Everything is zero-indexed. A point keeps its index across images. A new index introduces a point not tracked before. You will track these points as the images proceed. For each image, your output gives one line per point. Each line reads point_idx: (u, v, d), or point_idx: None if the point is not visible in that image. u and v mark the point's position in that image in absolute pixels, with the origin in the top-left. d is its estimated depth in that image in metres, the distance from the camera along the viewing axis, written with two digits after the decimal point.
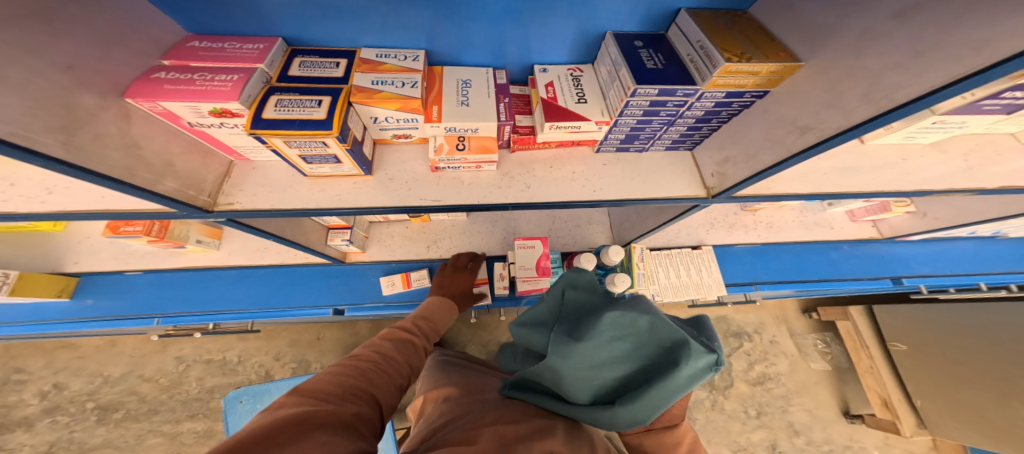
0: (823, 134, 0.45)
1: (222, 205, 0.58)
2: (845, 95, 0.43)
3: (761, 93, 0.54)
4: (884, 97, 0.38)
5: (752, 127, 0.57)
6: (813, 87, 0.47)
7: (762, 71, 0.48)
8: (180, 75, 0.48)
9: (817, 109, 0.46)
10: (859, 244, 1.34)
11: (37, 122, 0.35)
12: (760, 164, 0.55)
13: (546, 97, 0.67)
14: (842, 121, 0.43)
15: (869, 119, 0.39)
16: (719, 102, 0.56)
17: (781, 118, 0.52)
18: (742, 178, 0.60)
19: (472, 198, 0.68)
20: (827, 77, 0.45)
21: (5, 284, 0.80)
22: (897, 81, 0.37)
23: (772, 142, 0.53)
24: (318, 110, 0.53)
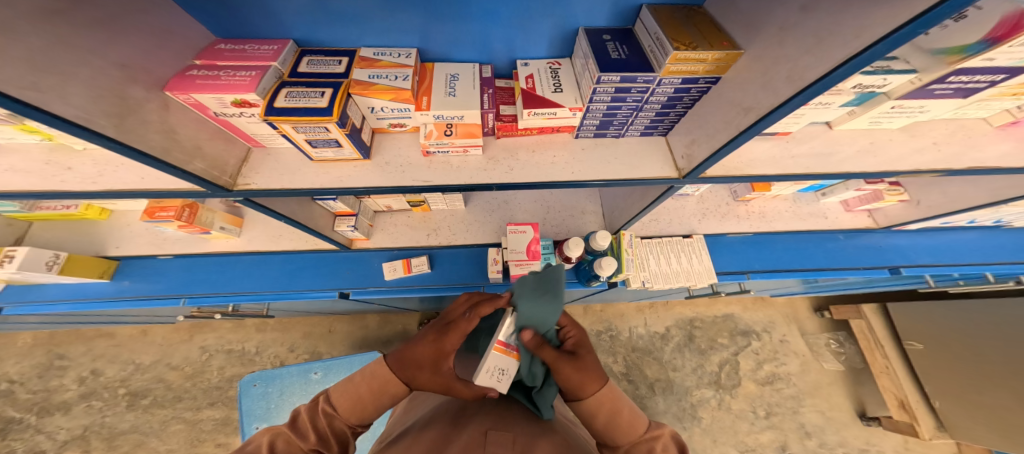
0: (759, 113, 0.48)
1: (241, 185, 0.67)
2: (772, 79, 0.46)
3: (714, 80, 0.58)
4: (799, 78, 0.42)
5: (708, 111, 0.60)
6: (749, 73, 0.51)
7: (709, 58, 0.52)
8: (208, 72, 0.57)
9: (756, 92, 0.50)
10: (855, 234, 1.15)
11: (97, 109, 0.44)
12: (716, 145, 0.58)
13: (526, 87, 0.72)
14: (771, 100, 0.47)
15: (790, 98, 0.43)
16: (678, 88, 0.59)
17: (731, 101, 0.55)
18: (706, 157, 0.61)
19: (460, 179, 0.75)
20: (760, 62, 0.49)
21: (57, 263, 0.91)
22: (806, 64, 0.41)
23: (724, 123, 0.56)
24: (321, 99, 0.61)
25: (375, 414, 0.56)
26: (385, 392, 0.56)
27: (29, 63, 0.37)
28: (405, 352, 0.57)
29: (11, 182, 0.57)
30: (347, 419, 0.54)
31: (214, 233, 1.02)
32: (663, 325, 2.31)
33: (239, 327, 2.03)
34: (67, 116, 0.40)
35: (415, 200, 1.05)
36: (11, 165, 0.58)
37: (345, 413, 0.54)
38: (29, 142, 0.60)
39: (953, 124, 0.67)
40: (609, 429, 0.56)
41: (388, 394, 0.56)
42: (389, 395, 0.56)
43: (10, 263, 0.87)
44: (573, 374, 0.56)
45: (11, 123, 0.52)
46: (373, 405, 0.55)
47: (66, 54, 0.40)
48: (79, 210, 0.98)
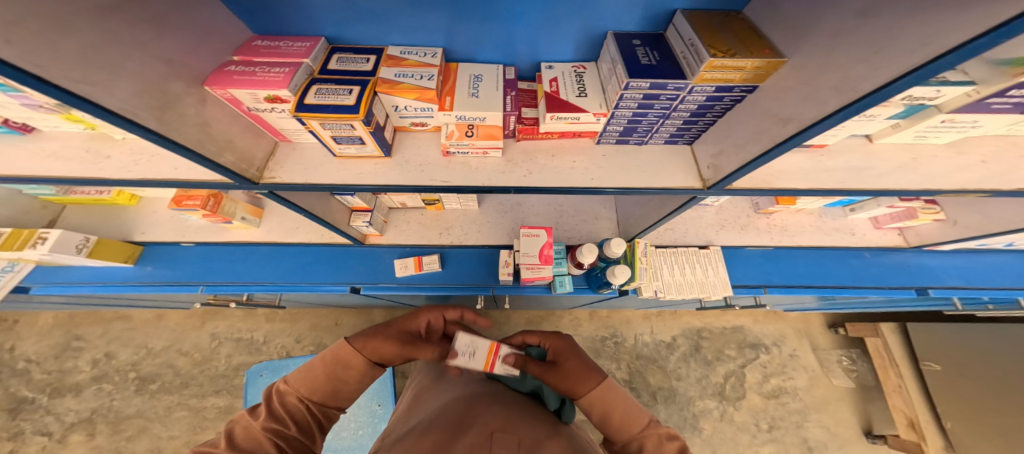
0: (801, 124, 0.48)
1: (267, 179, 0.67)
2: (818, 89, 0.46)
3: (750, 88, 0.57)
4: (851, 89, 0.41)
5: (741, 121, 0.60)
6: (792, 83, 0.50)
7: (747, 66, 0.51)
8: (245, 68, 0.58)
9: (796, 102, 0.49)
10: (882, 253, 1.12)
11: (140, 102, 0.44)
12: (746, 155, 0.57)
13: (549, 90, 0.71)
14: (814, 112, 0.46)
15: (839, 109, 0.42)
16: (710, 95, 0.58)
17: (766, 112, 0.54)
18: (734, 168, 0.60)
19: (478, 181, 0.75)
20: (804, 73, 0.48)
21: (87, 246, 0.92)
22: (860, 74, 0.40)
23: (757, 134, 0.55)
24: (348, 97, 0.62)
25: (329, 387, 0.57)
26: (339, 361, 0.58)
27: (83, 57, 0.39)
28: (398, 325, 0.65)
29: (53, 168, 0.58)
30: (300, 392, 0.56)
31: (235, 223, 1.02)
32: (669, 334, 2.29)
33: (250, 316, 2.05)
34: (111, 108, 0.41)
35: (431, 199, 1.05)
36: (54, 152, 0.60)
37: (299, 389, 0.56)
38: (72, 130, 0.63)
39: (1006, 141, 0.64)
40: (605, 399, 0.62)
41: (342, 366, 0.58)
42: (341, 365, 0.58)
43: (42, 245, 0.87)
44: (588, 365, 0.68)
45: (57, 112, 0.55)
46: (325, 376, 0.57)
47: (114, 49, 0.42)
48: (111, 195, 1.00)
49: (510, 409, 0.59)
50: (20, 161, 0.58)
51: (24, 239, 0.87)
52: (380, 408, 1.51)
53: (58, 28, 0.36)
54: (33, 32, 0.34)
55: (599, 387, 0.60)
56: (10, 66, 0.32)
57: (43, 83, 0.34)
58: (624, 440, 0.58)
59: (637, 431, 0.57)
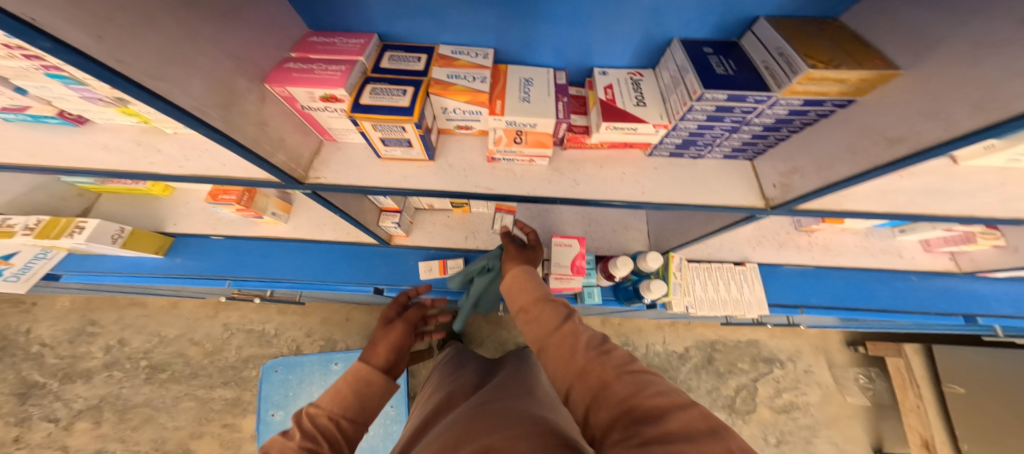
0: (917, 145, 0.43)
1: (312, 179, 0.65)
2: (949, 106, 0.40)
3: (844, 102, 0.51)
4: (999, 107, 0.35)
5: (827, 138, 0.55)
6: (912, 99, 0.44)
7: (851, 79, 0.46)
8: (303, 65, 0.58)
9: (915, 119, 0.43)
10: (930, 276, 1.08)
11: (209, 100, 0.44)
12: (833, 176, 0.53)
13: (604, 98, 0.68)
14: (939, 133, 0.40)
15: (975, 130, 0.36)
16: (794, 109, 0.54)
17: (868, 128, 0.49)
18: (810, 189, 0.57)
19: (523, 189, 0.71)
20: (931, 86, 0.42)
21: (122, 236, 0.91)
22: (1017, 90, 0.34)
23: (851, 153, 0.51)
24: (403, 98, 0.60)
25: (356, 404, 0.58)
26: (359, 378, 0.61)
27: (163, 53, 0.39)
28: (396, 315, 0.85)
29: (105, 161, 0.58)
30: (332, 411, 0.56)
31: (265, 218, 1.00)
32: (682, 345, 2.27)
33: (262, 308, 2.02)
34: (186, 107, 0.41)
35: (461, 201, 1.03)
36: (106, 144, 0.59)
37: (329, 408, 0.56)
38: (124, 122, 0.62)
39: None
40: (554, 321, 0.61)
41: (364, 379, 0.61)
42: (365, 381, 0.61)
43: (79, 234, 0.84)
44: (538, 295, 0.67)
45: (113, 106, 0.55)
46: (352, 393, 0.59)
47: (190, 46, 0.42)
48: (145, 186, 0.97)
49: (505, 421, 0.49)
50: (75, 152, 0.58)
51: (61, 227, 0.84)
52: (393, 409, 1.48)
53: (143, 24, 0.37)
54: (122, 27, 0.35)
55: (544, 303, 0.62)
56: (94, 62, 0.32)
57: (126, 80, 0.35)
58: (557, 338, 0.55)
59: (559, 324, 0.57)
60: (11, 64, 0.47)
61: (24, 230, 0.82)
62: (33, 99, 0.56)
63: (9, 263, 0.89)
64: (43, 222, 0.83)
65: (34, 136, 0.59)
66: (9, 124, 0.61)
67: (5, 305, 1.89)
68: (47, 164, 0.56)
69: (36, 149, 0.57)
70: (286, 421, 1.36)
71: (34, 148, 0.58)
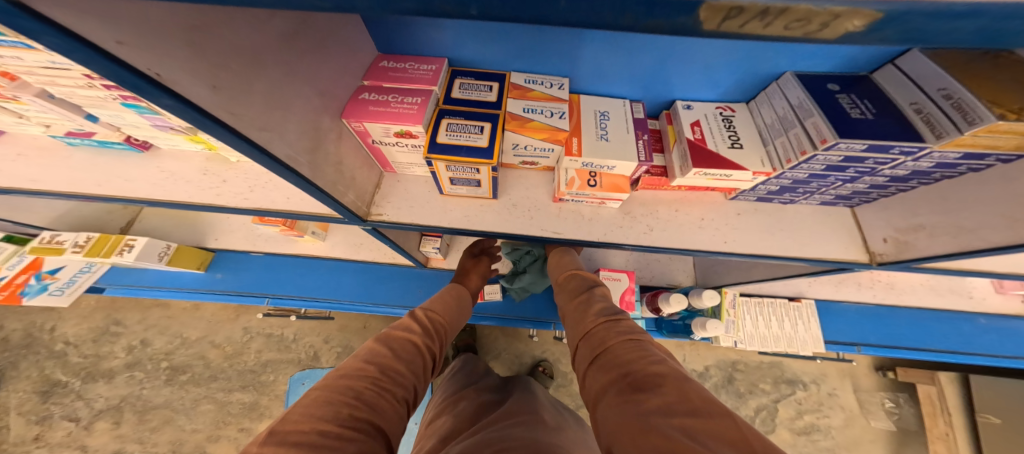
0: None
1: (373, 215, 0.61)
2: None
3: (1013, 157, 0.42)
4: None
5: (973, 197, 0.47)
6: None
7: None
8: (380, 97, 0.53)
9: None
10: (998, 319, 1.02)
11: (301, 144, 0.41)
12: (977, 243, 0.48)
13: (693, 138, 0.63)
14: None
15: None
16: (944, 162, 0.45)
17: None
18: (942, 253, 0.51)
19: (593, 235, 0.68)
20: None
21: (167, 254, 0.88)
22: None
23: (1010, 221, 0.44)
24: (480, 137, 0.56)
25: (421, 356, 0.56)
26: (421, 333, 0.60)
27: (265, 98, 0.35)
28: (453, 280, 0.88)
29: (171, 191, 0.54)
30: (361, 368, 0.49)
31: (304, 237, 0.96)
32: (702, 363, 2.24)
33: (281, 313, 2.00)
34: (281, 157, 0.37)
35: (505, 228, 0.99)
36: (171, 172, 0.56)
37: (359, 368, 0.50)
38: (190, 149, 0.58)
39: None
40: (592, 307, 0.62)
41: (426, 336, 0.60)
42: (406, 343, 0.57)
43: (129, 253, 0.82)
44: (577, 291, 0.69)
45: (182, 133, 0.51)
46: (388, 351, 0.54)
47: (288, 87, 0.38)
48: None
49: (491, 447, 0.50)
50: (138, 182, 0.55)
51: (112, 245, 0.82)
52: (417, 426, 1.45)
53: (251, 65, 0.33)
54: (234, 72, 0.32)
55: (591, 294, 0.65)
56: (211, 118, 0.29)
57: (234, 134, 0.31)
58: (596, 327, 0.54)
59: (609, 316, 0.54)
60: (87, 93, 0.43)
61: (74, 247, 0.81)
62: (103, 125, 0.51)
63: (54, 277, 0.87)
64: (95, 239, 0.81)
65: (94, 163, 0.56)
66: (73, 148, 0.58)
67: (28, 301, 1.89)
68: (116, 194, 0.54)
69: (101, 177, 0.54)
70: None
71: (100, 175, 0.55)
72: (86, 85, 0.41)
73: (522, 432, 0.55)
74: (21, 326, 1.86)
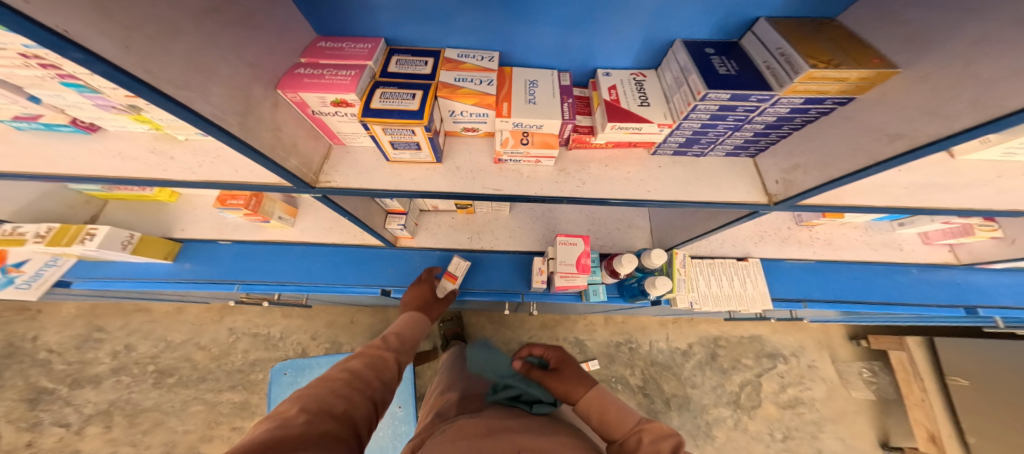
0: (916, 141, 0.44)
1: (323, 183, 0.66)
2: (949, 103, 0.41)
3: (845, 100, 0.53)
4: (997, 105, 0.37)
5: (830, 137, 0.56)
6: (917, 94, 0.45)
7: (851, 78, 0.48)
8: (314, 71, 0.57)
9: (915, 117, 0.45)
10: (929, 269, 1.09)
11: (229, 107, 0.44)
12: (837, 172, 0.54)
13: (609, 99, 0.70)
14: (939, 129, 0.42)
15: (974, 127, 0.38)
16: (795, 107, 0.55)
17: (870, 125, 0.50)
18: (813, 185, 0.58)
19: (531, 190, 0.73)
20: (931, 83, 0.43)
21: (130, 243, 0.91)
22: (1010, 90, 0.36)
23: (853, 149, 0.52)
24: (412, 102, 0.61)
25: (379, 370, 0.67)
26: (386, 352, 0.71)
27: (185, 63, 0.39)
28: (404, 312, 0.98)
29: (116, 168, 0.58)
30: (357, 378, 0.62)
31: (271, 222, 1.00)
32: (685, 341, 2.30)
33: (267, 312, 2.04)
34: (204, 114, 0.40)
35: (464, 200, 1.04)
36: (119, 152, 0.60)
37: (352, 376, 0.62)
38: (136, 130, 0.62)
39: None
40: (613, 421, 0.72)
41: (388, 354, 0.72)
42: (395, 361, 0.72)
43: (90, 241, 0.85)
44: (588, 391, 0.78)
45: (127, 113, 0.55)
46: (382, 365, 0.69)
47: (213, 56, 0.42)
48: (153, 192, 0.99)
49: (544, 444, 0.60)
50: (86, 160, 0.59)
51: (72, 234, 0.85)
52: (401, 410, 1.49)
53: (165, 34, 0.37)
54: (148, 37, 0.35)
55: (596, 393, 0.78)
56: (123, 73, 0.32)
57: (150, 89, 0.35)
58: (619, 437, 0.69)
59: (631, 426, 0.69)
60: (24, 73, 0.47)
61: (36, 237, 0.85)
62: (46, 107, 0.56)
63: (21, 270, 0.92)
64: (55, 229, 0.85)
65: (42, 144, 0.60)
66: (21, 132, 0.62)
67: (10, 313, 1.91)
68: (61, 173, 0.57)
69: (50, 157, 0.58)
70: None
71: (47, 157, 0.58)
72: (21, 65, 0.45)
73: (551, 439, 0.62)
74: (7, 336, 1.88)
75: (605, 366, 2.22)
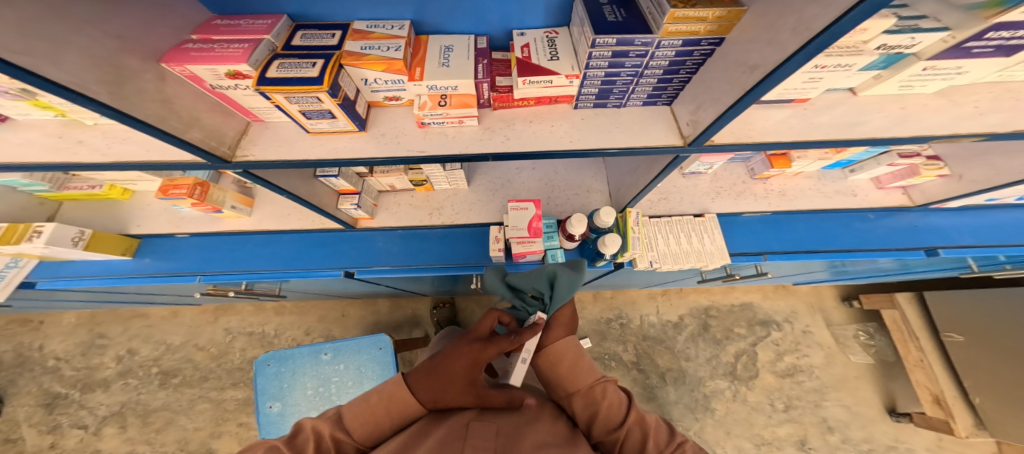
0: (765, 70, 0.44)
1: (239, 157, 0.69)
2: (780, 32, 0.42)
3: (717, 41, 0.54)
4: (806, 29, 0.38)
5: (712, 76, 0.57)
6: (758, 30, 0.46)
7: (709, 17, 0.48)
8: (203, 46, 0.58)
9: (762, 48, 0.45)
10: (886, 214, 1.13)
11: (91, 76, 0.45)
12: (721, 106, 0.54)
13: (521, 56, 0.70)
14: (778, 56, 0.42)
15: (796, 52, 0.39)
16: (678, 51, 0.56)
17: (738, 61, 0.51)
18: (710, 121, 0.57)
19: (454, 149, 0.73)
20: (766, 18, 0.45)
21: (83, 239, 0.96)
22: (814, 13, 0.37)
23: (729, 84, 0.52)
24: (311, 70, 0.61)
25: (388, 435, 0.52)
26: (402, 414, 0.52)
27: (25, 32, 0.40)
28: (438, 363, 0.53)
29: (37, 156, 0.62)
30: (360, 443, 0.51)
31: (225, 211, 1.05)
32: (676, 314, 2.29)
33: (260, 311, 2.12)
34: (60, 82, 0.42)
35: (414, 169, 1.06)
36: (31, 141, 0.63)
37: (358, 435, 0.51)
38: (44, 118, 0.65)
39: (999, 87, 0.63)
40: (574, 376, 0.60)
41: (406, 416, 0.52)
42: (407, 419, 0.52)
43: (39, 238, 0.90)
44: (563, 316, 0.66)
45: (23, 99, 0.56)
46: (389, 422, 0.52)
47: (56, 23, 0.42)
48: (104, 190, 1.05)
49: (505, 399, 0.58)
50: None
51: (20, 233, 0.90)
52: None
53: None
54: None
55: (568, 337, 0.64)
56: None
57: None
58: (588, 386, 0.59)
59: (598, 379, 0.60)
60: None
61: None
62: None
63: None
64: (3, 229, 0.90)
65: None
66: None
67: (15, 325, 2.04)
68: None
69: None
70: (284, 411, 1.43)
71: None
72: None
73: (521, 405, 0.57)
74: (16, 347, 2.00)
75: (597, 344, 2.22)
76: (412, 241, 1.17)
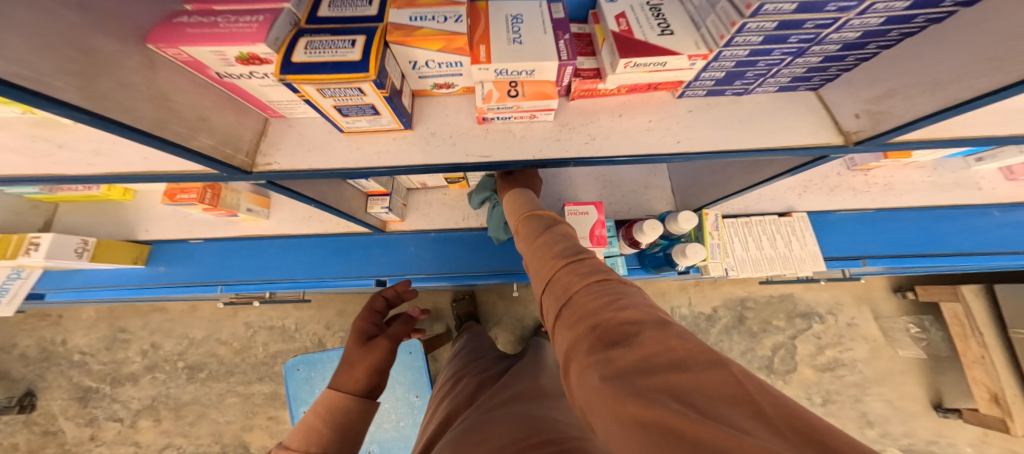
0: None
1: (261, 166, 0.55)
2: None
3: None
4: None
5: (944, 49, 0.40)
6: None
7: None
8: (202, 19, 0.42)
9: None
10: (1014, 209, 0.96)
11: (47, 65, 0.30)
12: (965, 93, 0.38)
13: (618, 30, 0.52)
14: None
15: None
16: (892, 17, 0.39)
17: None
18: (927, 112, 0.42)
19: (525, 153, 0.58)
20: None
21: (87, 249, 0.86)
22: None
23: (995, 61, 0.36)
24: (351, 50, 0.44)
25: (333, 432, 0.50)
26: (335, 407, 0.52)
27: None
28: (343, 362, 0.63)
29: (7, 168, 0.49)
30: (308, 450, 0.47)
31: (241, 216, 0.93)
32: (710, 305, 2.16)
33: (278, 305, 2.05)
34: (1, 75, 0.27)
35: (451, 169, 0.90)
36: None
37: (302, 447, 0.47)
38: None
39: None
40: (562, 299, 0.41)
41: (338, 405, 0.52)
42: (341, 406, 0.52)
43: (35, 252, 0.80)
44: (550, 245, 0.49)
45: None
46: (329, 425, 0.50)
47: None
48: (101, 191, 0.92)
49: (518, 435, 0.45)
50: None
51: (15, 246, 0.80)
52: (418, 400, 1.42)
53: None
54: None
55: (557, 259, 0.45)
56: None
57: None
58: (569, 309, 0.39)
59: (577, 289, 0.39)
60: None
61: None
62: None
63: None
64: None
65: None
66: None
67: (34, 319, 2.01)
68: None
69: None
70: None
71: None
72: None
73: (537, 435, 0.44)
74: (39, 341, 1.99)
75: None
76: (448, 245, 1.05)
